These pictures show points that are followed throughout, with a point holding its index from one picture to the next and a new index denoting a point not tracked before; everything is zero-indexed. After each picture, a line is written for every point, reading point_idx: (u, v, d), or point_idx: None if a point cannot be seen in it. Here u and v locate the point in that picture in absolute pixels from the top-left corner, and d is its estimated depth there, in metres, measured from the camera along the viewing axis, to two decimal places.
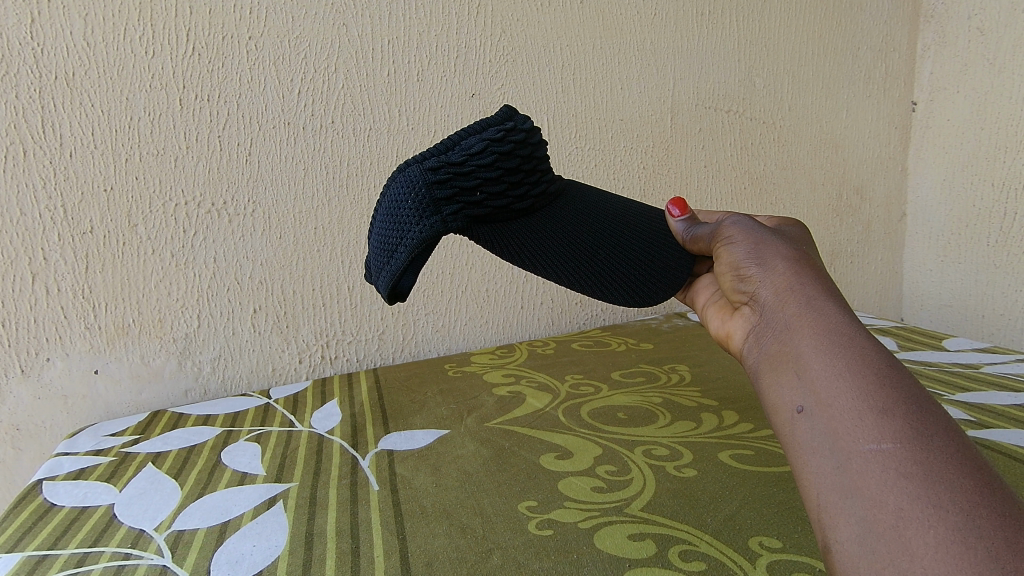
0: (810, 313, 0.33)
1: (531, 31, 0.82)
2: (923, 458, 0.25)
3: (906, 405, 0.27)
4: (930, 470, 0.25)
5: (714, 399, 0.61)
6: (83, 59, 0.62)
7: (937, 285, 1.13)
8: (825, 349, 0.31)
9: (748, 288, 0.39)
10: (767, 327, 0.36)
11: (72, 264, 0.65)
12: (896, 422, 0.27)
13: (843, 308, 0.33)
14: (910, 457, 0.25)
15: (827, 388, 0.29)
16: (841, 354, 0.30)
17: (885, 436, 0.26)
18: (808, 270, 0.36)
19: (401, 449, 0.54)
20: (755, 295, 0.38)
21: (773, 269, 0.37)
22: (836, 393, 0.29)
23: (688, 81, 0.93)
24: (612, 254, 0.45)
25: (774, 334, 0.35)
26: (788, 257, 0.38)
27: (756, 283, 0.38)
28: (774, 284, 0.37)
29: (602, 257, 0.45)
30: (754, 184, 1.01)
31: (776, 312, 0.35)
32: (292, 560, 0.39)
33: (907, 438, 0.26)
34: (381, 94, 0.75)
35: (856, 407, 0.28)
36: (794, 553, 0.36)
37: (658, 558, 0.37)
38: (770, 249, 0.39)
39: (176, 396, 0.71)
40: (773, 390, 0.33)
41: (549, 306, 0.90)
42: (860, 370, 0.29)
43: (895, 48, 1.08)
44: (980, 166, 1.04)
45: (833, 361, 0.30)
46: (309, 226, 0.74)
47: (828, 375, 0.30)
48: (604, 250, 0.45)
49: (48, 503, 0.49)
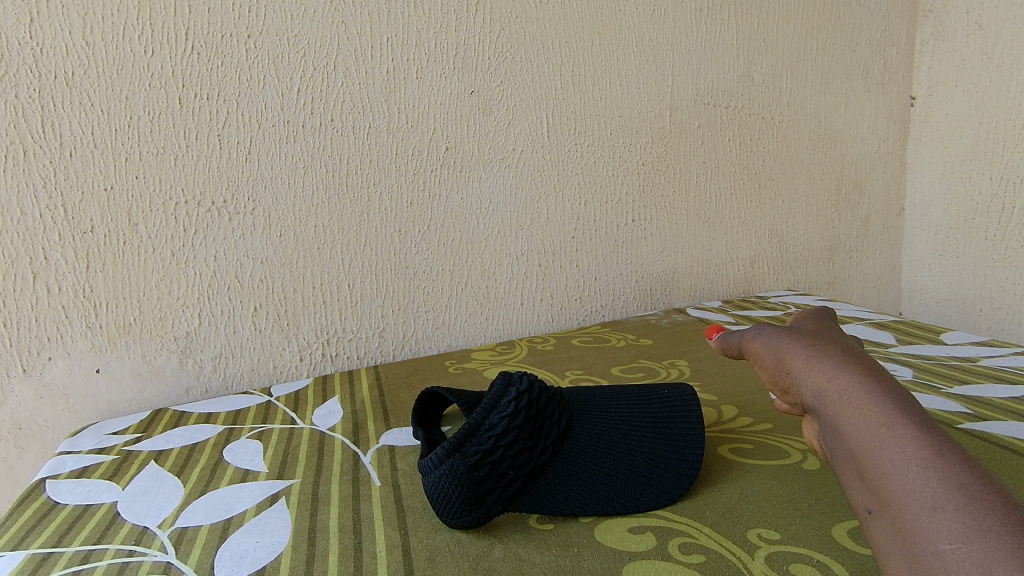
0: (843, 403, 0.33)
1: (529, 29, 0.82)
2: (984, 542, 0.24)
3: (954, 487, 0.26)
4: (991, 553, 0.23)
5: (714, 393, 0.61)
6: (81, 58, 0.62)
7: (936, 280, 1.13)
8: (864, 442, 0.30)
9: (788, 390, 0.38)
10: (818, 425, 0.35)
11: (73, 263, 0.65)
12: (947, 510, 0.25)
13: (874, 386, 0.32)
14: (970, 545, 0.24)
15: (881, 487, 0.29)
16: (879, 444, 0.29)
17: (942, 527, 0.25)
18: (830, 353, 0.36)
19: (402, 445, 0.54)
20: (796, 396, 0.37)
21: (798, 366, 0.37)
22: (889, 491, 0.28)
23: (687, 77, 0.93)
24: (632, 472, 0.43)
25: (825, 432, 0.34)
26: (808, 350, 0.37)
27: (791, 382, 0.38)
28: (804, 379, 0.36)
29: (621, 481, 0.42)
30: (753, 180, 1.01)
31: (818, 410, 0.35)
32: (295, 556, 0.39)
33: (961, 526, 0.25)
34: (379, 93, 0.75)
35: (909, 502, 0.27)
36: (793, 545, 0.36)
37: (657, 551, 0.37)
38: (787, 348, 0.39)
39: (178, 395, 0.72)
40: (848, 494, 0.32)
41: (549, 302, 0.90)
42: (900, 458, 0.28)
43: (894, 43, 1.08)
44: (978, 160, 1.04)
45: (874, 454, 0.29)
46: (308, 224, 0.74)
47: (875, 471, 0.29)
48: (622, 470, 0.43)
49: (52, 501, 0.49)
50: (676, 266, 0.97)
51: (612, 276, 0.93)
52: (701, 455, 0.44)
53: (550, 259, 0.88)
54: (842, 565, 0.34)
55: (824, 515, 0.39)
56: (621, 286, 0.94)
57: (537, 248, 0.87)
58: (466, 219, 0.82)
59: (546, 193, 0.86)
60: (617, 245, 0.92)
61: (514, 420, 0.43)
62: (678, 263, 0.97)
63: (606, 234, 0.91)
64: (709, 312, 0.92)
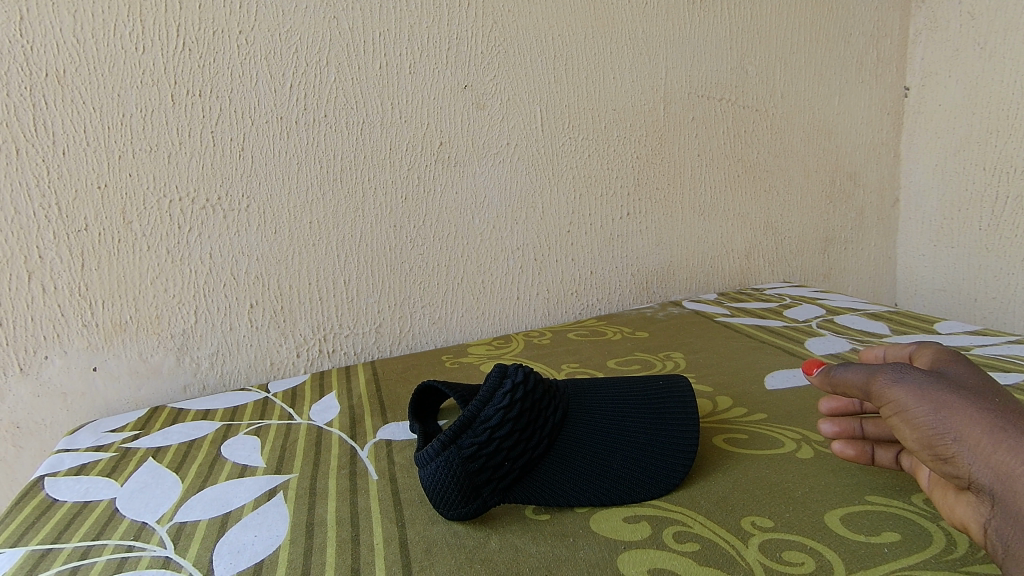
0: None
1: (522, 23, 0.82)
2: None
3: None
4: None
5: (709, 384, 0.61)
6: (72, 55, 0.62)
7: (931, 270, 1.14)
8: None
9: (954, 466, 0.30)
10: (1000, 516, 0.29)
11: (68, 262, 0.65)
12: None
13: None
14: None
15: None
16: None
17: None
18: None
19: (399, 439, 0.54)
20: (967, 476, 0.30)
21: (983, 446, 0.29)
22: None
23: (681, 70, 0.93)
24: (625, 461, 0.43)
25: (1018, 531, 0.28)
26: (996, 426, 0.29)
27: (964, 462, 0.30)
28: (995, 468, 0.29)
29: (615, 471, 0.43)
30: (747, 172, 1.01)
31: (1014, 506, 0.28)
32: (294, 549, 0.39)
33: None
34: (373, 88, 0.75)
35: None
36: (785, 532, 0.37)
37: (652, 539, 0.37)
38: (962, 418, 0.30)
39: (175, 392, 0.72)
40: None
41: (545, 296, 0.90)
42: None
43: (887, 34, 1.08)
44: (972, 150, 1.04)
45: None
46: (303, 221, 0.74)
47: None
48: (616, 460, 0.43)
49: (50, 498, 0.49)
50: (672, 260, 0.97)
51: (608, 269, 0.93)
52: (695, 444, 0.45)
53: (545, 253, 0.88)
54: (834, 551, 0.35)
55: (817, 503, 0.39)
56: (616, 279, 0.94)
57: (533, 242, 0.87)
58: (461, 214, 0.82)
59: (541, 187, 0.87)
60: (612, 239, 0.93)
61: (510, 412, 0.43)
62: (674, 256, 0.97)
63: (601, 228, 0.92)
64: (705, 304, 0.92)
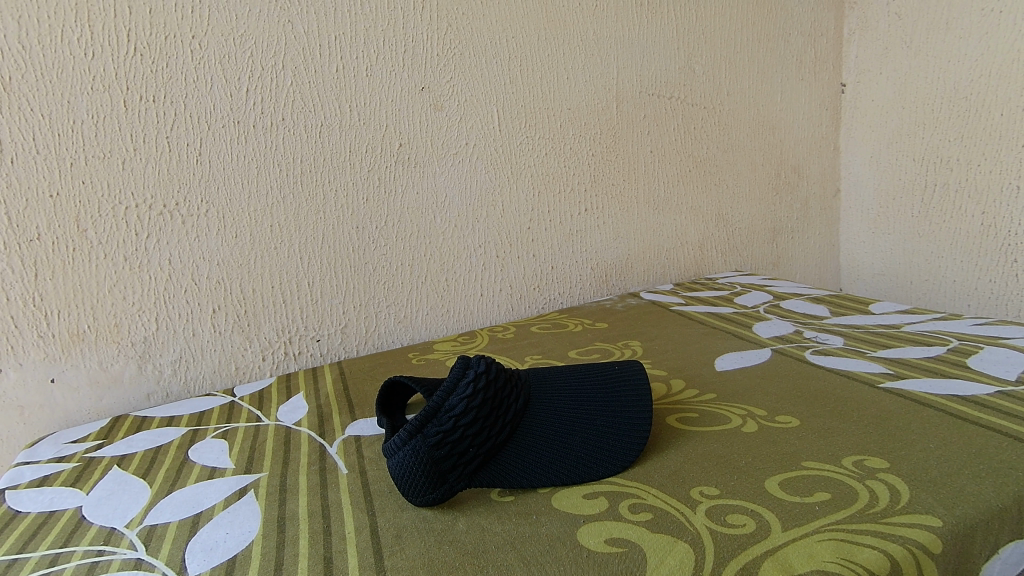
0: None
1: (476, 25, 0.84)
2: None
3: None
4: None
5: (664, 369, 0.64)
6: (18, 62, 0.61)
7: (871, 256, 1.20)
8: None
9: None
10: None
11: (20, 272, 0.64)
12: None
13: None
14: None
15: None
16: None
17: None
18: None
19: (368, 434, 0.56)
20: None
21: None
22: None
23: (631, 69, 0.96)
24: (585, 443, 0.46)
25: None
26: None
27: None
28: None
29: (575, 452, 0.45)
30: (698, 167, 1.05)
31: None
32: (266, 543, 0.41)
33: None
34: (331, 90, 0.76)
35: None
36: (730, 498, 0.40)
37: (609, 512, 0.40)
38: None
39: (138, 400, 0.71)
40: None
41: (509, 292, 0.92)
42: None
43: (823, 33, 1.14)
44: (902, 143, 1.11)
45: None
46: (264, 224, 0.74)
47: None
48: (576, 442, 0.46)
49: (13, 510, 0.49)
50: (629, 253, 1.01)
51: (569, 263, 0.96)
52: (649, 424, 0.48)
53: (507, 250, 0.91)
54: (772, 512, 0.38)
55: (759, 471, 0.43)
56: (577, 273, 0.97)
57: (494, 240, 0.89)
58: (423, 214, 0.84)
59: (500, 185, 0.89)
60: (571, 234, 0.95)
61: (473, 400, 0.45)
62: (632, 249, 1.01)
63: (560, 224, 0.94)
64: (662, 294, 0.96)
